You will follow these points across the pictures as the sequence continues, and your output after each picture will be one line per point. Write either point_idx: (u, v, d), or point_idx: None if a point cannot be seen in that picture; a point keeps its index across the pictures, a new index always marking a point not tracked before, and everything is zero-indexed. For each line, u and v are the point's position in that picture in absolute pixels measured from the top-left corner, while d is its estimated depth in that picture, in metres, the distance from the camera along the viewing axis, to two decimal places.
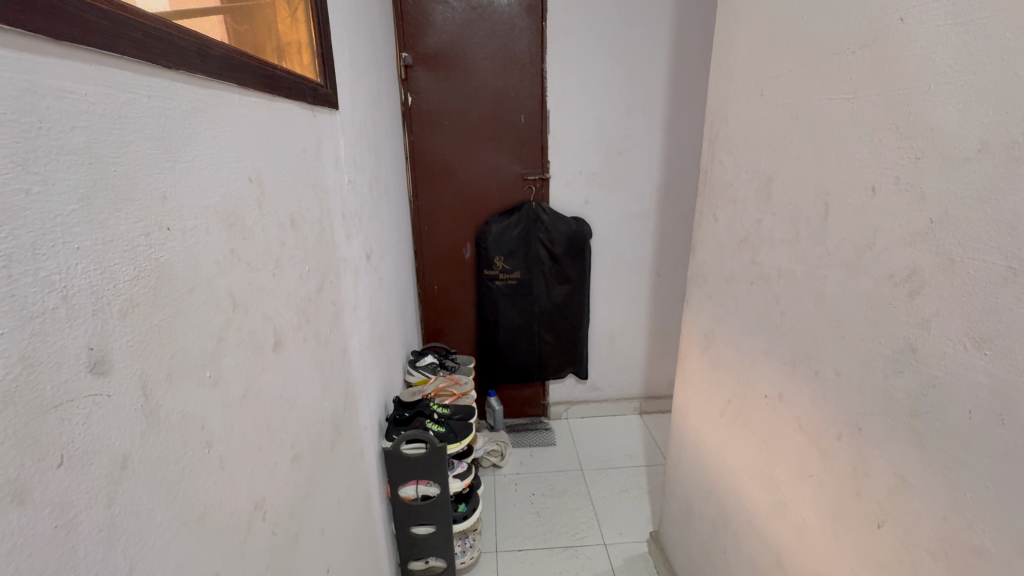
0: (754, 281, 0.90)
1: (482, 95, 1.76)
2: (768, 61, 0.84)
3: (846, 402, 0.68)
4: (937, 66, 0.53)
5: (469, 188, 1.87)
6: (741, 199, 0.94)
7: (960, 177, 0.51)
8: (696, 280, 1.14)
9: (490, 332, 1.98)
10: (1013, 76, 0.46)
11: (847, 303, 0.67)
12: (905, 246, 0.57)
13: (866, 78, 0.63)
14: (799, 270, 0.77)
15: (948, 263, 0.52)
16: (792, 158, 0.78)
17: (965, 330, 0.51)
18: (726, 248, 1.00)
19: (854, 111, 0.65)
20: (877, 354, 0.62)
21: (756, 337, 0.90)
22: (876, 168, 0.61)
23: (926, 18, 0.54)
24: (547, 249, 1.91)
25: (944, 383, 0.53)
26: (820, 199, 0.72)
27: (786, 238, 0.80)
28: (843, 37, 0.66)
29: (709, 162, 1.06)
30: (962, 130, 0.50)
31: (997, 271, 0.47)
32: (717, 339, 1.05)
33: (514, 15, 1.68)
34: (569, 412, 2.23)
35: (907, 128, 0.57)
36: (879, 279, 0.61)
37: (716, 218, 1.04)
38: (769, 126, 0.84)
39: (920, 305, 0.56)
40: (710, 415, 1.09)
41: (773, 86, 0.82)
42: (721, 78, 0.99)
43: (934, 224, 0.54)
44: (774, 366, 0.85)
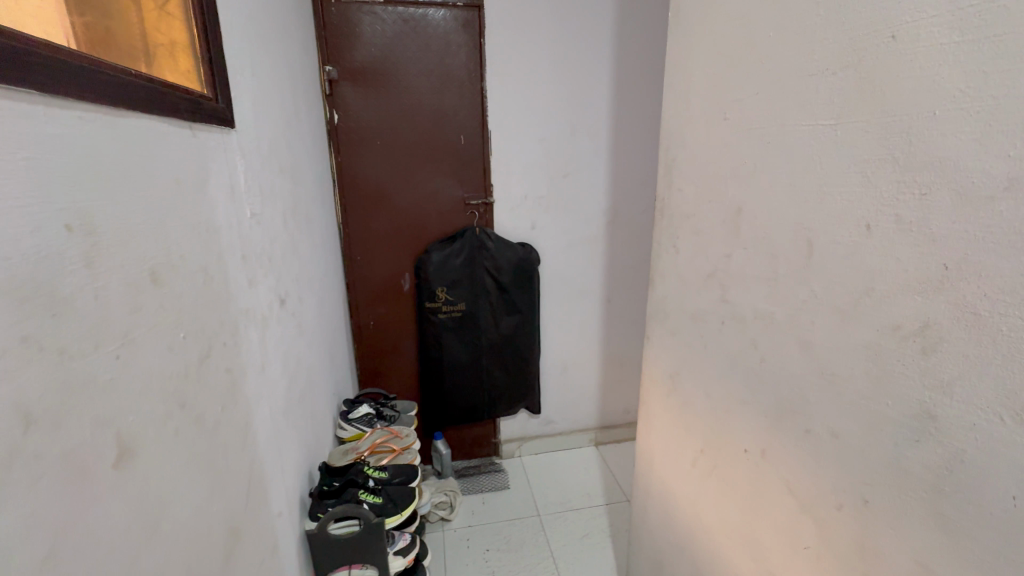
0: (725, 322, 0.81)
1: (417, 114, 1.62)
2: (729, 81, 0.76)
3: (847, 468, 0.59)
4: (943, 89, 0.46)
5: (405, 214, 1.71)
6: (705, 230, 0.85)
7: (982, 219, 0.43)
8: (656, 316, 1.05)
9: (433, 369, 1.81)
10: None
11: (842, 355, 0.58)
12: (913, 294, 0.49)
13: (851, 102, 0.55)
14: (779, 313, 0.69)
15: (973, 318, 0.44)
16: (763, 189, 0.70)
17: (1000, 398, 0.43)
18: (690, 282, 0.91)
19: (838, 139, 0.57)
20: (884, 417, 0.54)
21: (731, 383, 0.81)
22: (869, 203, 0.54)
23: (926, 34, 0.47)
24: (493, 278, 1.78)
25: (975, 459, 0.45)
26: (800, 235, 0.64)
27: (760, 276, 0.72)
28: (819, 56, 0.59)
29: (666, 188, 0.97)
30: (981, 163, 0.43)
31: None
32: (684, 382, 0.95)
33: (450, 30, 1.56)
34: (522, 449, 2.08)
35: (908, 159, 0.49)
36: (881, 330, 0.53)
37: (676, 250, 0.95)
38: (734, 152, 0.76)
39: (938, 364, 0.48)
40: (681, 466, 0.99)
41: (737, 109, 0.75)
42: (676, 99, 0.91)
43: (950, 270, 0.46)
44: (753, 418, 0.76)
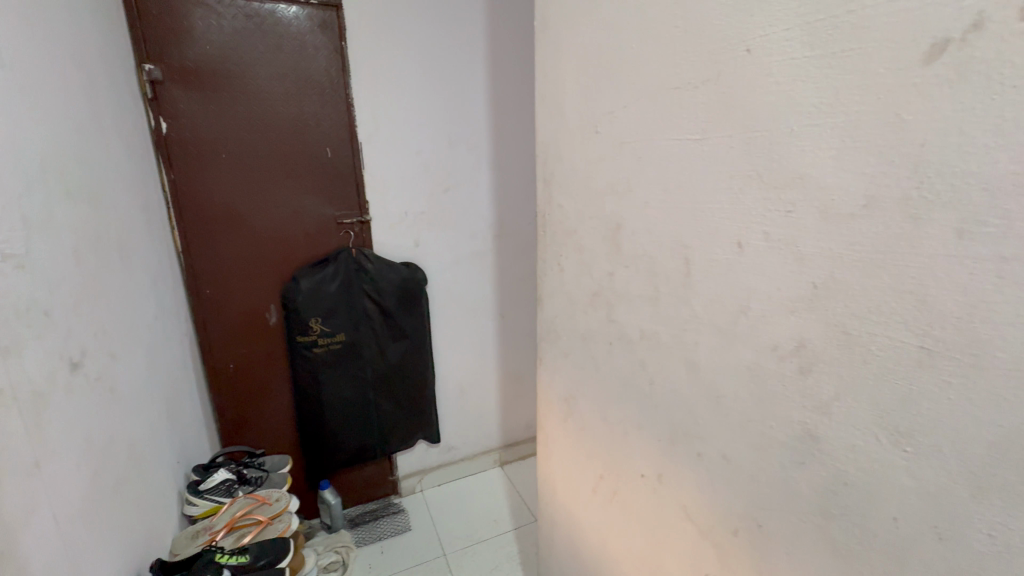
0: (614, 343, 0.78)
1: (271, 122, 1.41)
2: (598, 94, 0.73)
3: (738, 492, 0.57)
4: (799, 104, 0.44)
5: (264, 237, 1.48)
6: (587, 248, 0.82)
7: (843, 237, 0.42)
8: (547, 337, 1.00)
9: (311, 411, 1.59)
10: (895, 119, 0.37)
11: (727, 377, 0.56)
12: (787, 313, 0.48)
13: (714, 116, 0.53)
14: (664, 333, 0.66)
15: (843, 336, 0.43)
16: (639, 205, 0.67)
17: (876, 420, 0.41)
18: (577, 301, 0.87)
19: (706, 155, 0.55)
20: (768, 438, 0.52)
21: (624, 407, 0.77)
22: (739, 220, 0.52)
23: (778, 49, 0.46)
24: (375, 302, 1.62)
25: (857, 481, 0.44)
26: (678, 251, 0.61)
27: (644, 295, 0.69)
28: (682, 69, 0.57)
29: (546, 205, 0.93)
30: (838, 180, 0.42)
31: (909, 353, 0.38)
32: (580, 406, 0.91)
33: (304, 30, 1.39)
34: (423, 483, 1.93)
35: (772, 176, 0.48)
36: (761, 350, 0.51)
37: (561, 269, 0.91)
38: (609, 167, 0.73)
39: (816, 384, 0.46)
40: (582, 492, 0.94)
41: (608, 122, 0.72)
42: (550, 111, 0.87)
43: (819, 288, 0.45)
44: (647, 442, 0.73)
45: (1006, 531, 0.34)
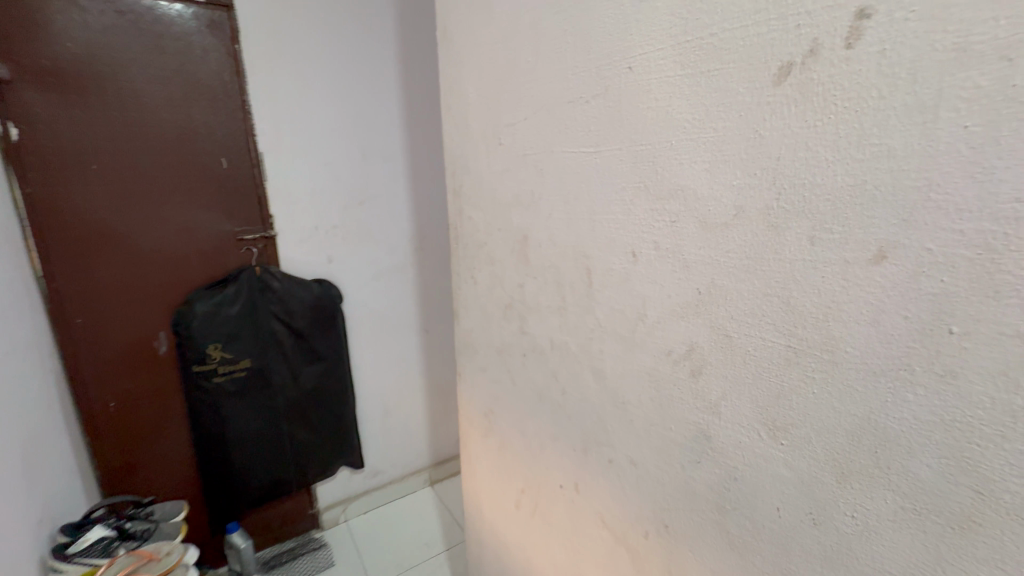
0: (527, 355, 0.77)
1: (153, 130, 1.27)
2: (499, 107, 0.73)
3: (646, 495, 0.58)
4: (675, 120, 0.47)
5: (149, 257, 1.32)
6: (497, 260, 0.81)
7: (720, 245, 0.44)
8: (465, 351, 0.98)
9: (214, 448, 1.44)
10: (755, 135, 0.40)
11: (630, 383, 0.58)
12: (677, 318, 0.50)
13: (604, 130, 0.55)
14: (572, 343, 0.66)
15: (726, 339, 0.45)
16: (543, 217, 0.68)
17: (757, 416, 0.44)
18: (491, 314, 0.86)
19: (599, 167, 0.57)
20: (669, 441, 0.54)
21: (540, 418, 0.77)
22: (631, 230, 0.54)
23: (656, 67, 0.48)
24: (285, 323, 1.50)
25: (745, 475, 0.46)
26: (580, 262, 0.62)
27: (552, 305, 0.69)
28: (573, 84, 0.58)
29: (457, 217, 0.91)
30: (713, 192, 0.44)
31: (780, 351, 0.41)
32: (500, 420, 0.89)
33: (190, 30, 1.26)
34: (347, 513, 1.82)
35: (657, 188, 0.50)
36: (657, 356, 0.53)
37: (474, 281, 0.90)
38: (514, 179, 0.73)
39: (705, 385, 0.48)
40: (506, 508, 0.92)
41: (510, 134, 0.72)
42: (455, 122, 0.85)
43: (703, 294, 0.47)
44: (563, 453, 0.73)
45: (865, 512, 0.38)
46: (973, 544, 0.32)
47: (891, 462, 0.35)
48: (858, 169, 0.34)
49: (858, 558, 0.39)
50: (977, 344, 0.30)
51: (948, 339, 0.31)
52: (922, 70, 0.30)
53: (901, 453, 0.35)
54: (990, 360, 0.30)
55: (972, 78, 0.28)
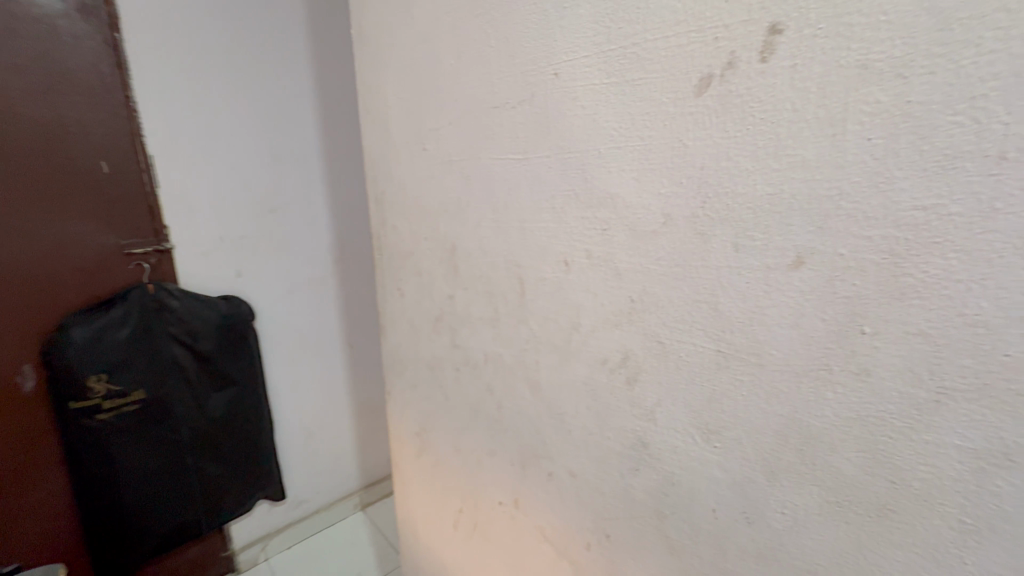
0: (460, 369, 0.74)
1: (8, 129, 1.07)
2: (422, 110, 0.70)
3: (586, 506, 0.58)
4: (602, 128, 0.46)
5: (7, 278, 1.11)
6: (425, 271, 0.77)
7: (650, 252, 0.45)
8: (394, 368, 0.93)
9: (100, 496, 1.24)
10: (679, 144, 0.41)
11: (566, 394, 0.57)
12: (611, 326, 0.50)
13: (531, 137, 0.54)
14: (506, 355, 0.64)
15: (659, 345, 0.46)
16: (472, 225, 0.65)
17: (691, 421, 0.44)
18: (421, 328, 0.82)
19: (527, 174, 0.55)
20: (607, 450, 0.53)
21: (476, 434, 0.74)
22: (563, 239, 0.53)
23: (581, 75, 0.47)
24: (186, 347, 1.33)
25: (682, 480, 0.47)
26: (511, 272, 0.61)
27: (484, 317, 0.67)
28: (498, 88, 0.57)
29: (380, 227, 0.86)
30: (640, 200, 0.44)
31: (710, 356, 0.42)
32: (433, 438, 0.85)
33: (55, 14, 1.07)
34: (267, 551, 1.66)
35: (586, 196, 0.49)
36: (593, 364, 0.52)
37: (401, 293, 0.85)
38: (439, 186, 0.70)
39: (641, 392, 0.48)
40: (443, 530, 0.88)
41: (434, 140, 0.69)
42: (375, 126, 0.81)
43: (636, 302, 0.47)
44: (501, 468, 0.70)
45: (794, 508, 0.39)
46: (890, 529, 0.34)
47: (816, 458, 0.37)
48: (776, 178, 0.35)
49: (789, 552, 0.40)
50: (886, 343, 0.32)
51: (861, 339, 0.33)
52: (828, 86, 0.32)
53: (824, 449, 0.36)
54: (899, 358, 0.32)
55: (874, 95, 0.30)
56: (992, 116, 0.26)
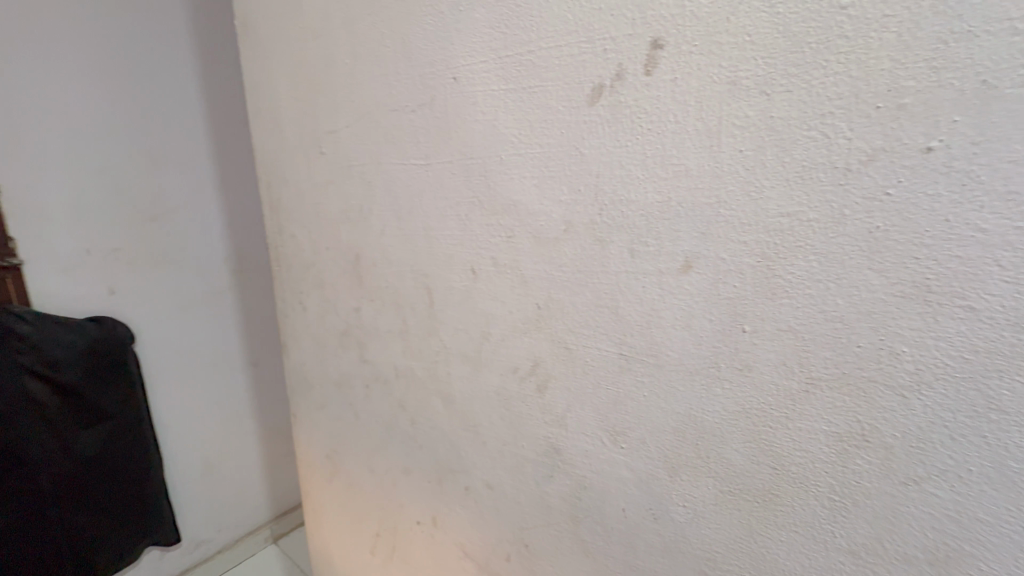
0: (371, 386, 0.70)
1: None
2: (318, 112, 0.65)
3: (504, 518, 0.57)
4: (503, 134, 0.46)
5: None
6: (328, 283, 0.72)
7: (554, 259, 0.45)
8: (299, 388, 0.85)
9: None
10: (577, 152, 0.41)
11: (479, 405, 0.55)
12: (520, 334, 0.49)
13: (433, 142, 0.52)
14: (419, 368, 0.62)
15: (566, 352, 0.46)
16: (376, 234, 0.62)
17: (599, 424, 0.45)
18: (327, 344, 0.76)
19: (431, 181, 0.53)
20: (522, 459, 0.53)
21: (390, 453, 0.70)
22: (470, 247, 0.51)
23: (480, 80, 0.46)
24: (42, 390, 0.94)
25: (593, 482, 0.47)
26: (419, 282, 0.58)
27: (393, 330, 0.64)
28: (397, 91, 0.54)
29: (277, 237, 0.79)
30: (543, 207, 0.44)
31: (613, 359, 0.43)
32: (345, 460, 0.80)
33: None
34: None
35: (491, 203, 0.48)
36: (504, 374, 0.52)
37: (304, 307, 0.79)
38: (339, 192, 0.65)
39: (552, 399, 0.48)
40: (360, 556, 0.83)
41: (332, 143, 0.64)
42: (267, 127, 0.74)
43: (543, 309, 0.47)
44: (417, 487, 0.67)
45: (693, 500, 0.41)
46: (773, 512, 0.37)
47: (709, 451, 0.39)
48: (664, 186, 0.37)
49: (691, 543, 0.42)
50: (763, 340, 0.34)
51: (743, 337, 0.35)
52: (704, 100, 0.34)
53: (716, 442, 0.38)
54: (774, 353, 0.34)
55: (744, 109, 0.32)
56: (837, 132, 0.29)
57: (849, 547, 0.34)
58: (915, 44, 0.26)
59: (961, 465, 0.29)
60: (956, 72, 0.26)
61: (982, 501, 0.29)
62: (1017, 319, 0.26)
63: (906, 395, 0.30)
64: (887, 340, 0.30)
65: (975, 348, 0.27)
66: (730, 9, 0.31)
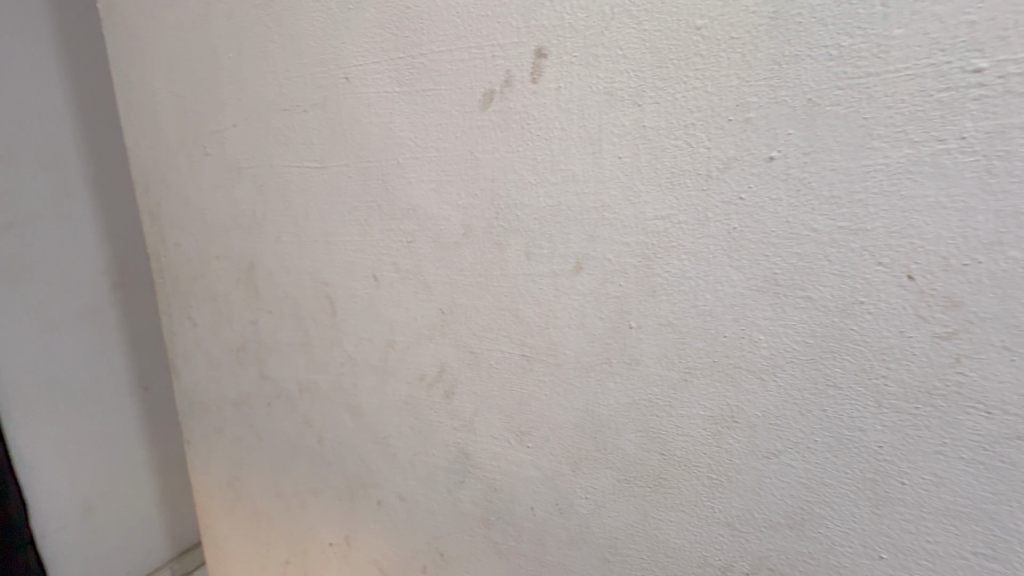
0: (273, 403, 0.65)
1: None
2: (200, 109, 0.59)
3: (419, 529, 0.55)
4: (399, 137, 0.45)
5: None
6: (220, 295, 0.66)
7: (455, 263, 0.44)
8: (192, 411, 0.78)
9: None
10: (472, 157, 0.41)
11: (388, 416, 0.54)
12: (425, 341, 0.48)
13: (327, 145, 0.50)
14: (323, 382, 0.58)
15: (471, 356, 0.46)
16: (271, 241, 0.58)
17: (505, 425, 0.46)
18: (222, 361, 0.70)
19: (327, 185, 0.51)
20: (433, 467, 0.52)
21: (297, 473, 0.66)
22: (371, 253, 0.50)
23: (373, 81, 0.45)
24: None
25: (503, 483, 0.47)
26: (320, 291, 0.55)
27: (294, 342, 0.60)
28: (287, 90, 0.51)
29: (158, 246, 0.71)
30: (441, 211, 0.44)
31: (516, 361, 0.43)
32: (248, 486, 0.74)
33: None
34: None
35: (390, 208, 0.47)
36: (412, 382, 0.50)
37: (194, 322, 0.72)
38: (228, 197, 0.60)
39: (460, 404, 0.48)
40: None
41: (218, 143, 0.59)
42: (141, 125, 0.66)
43: (446, 314, 0.46)
44: (328, 507, 0.63)
45: (594, 492, 0.42)
46: (663, 495, 0.39)
47: (606, 443, 0.41)
48: (554, 191, 0.38)
49: (595, 532, 0.44)
50: (647, 335, 0.37)
51: (630, 333, 0.37)
52: (585, 109, 0.35)
53: (612, 434, 0.40)
54: (657, 346, 0.37)
55: (619, 119, 0.34)
56: (697, 142, 0.32)
57: (726, 520, 0.37)
58: (755, 65, 0.29)
59: (809, 436, 0.33)
60: (787, 91, 0.29)
61: (826, 466, 0.33)
62: (844, 306, 0.30)
63: (763, 377, 0.33)
64: (747, 330, 0.33)
65: (814, 333, 0.31)
66: (603, 25, 0.33)
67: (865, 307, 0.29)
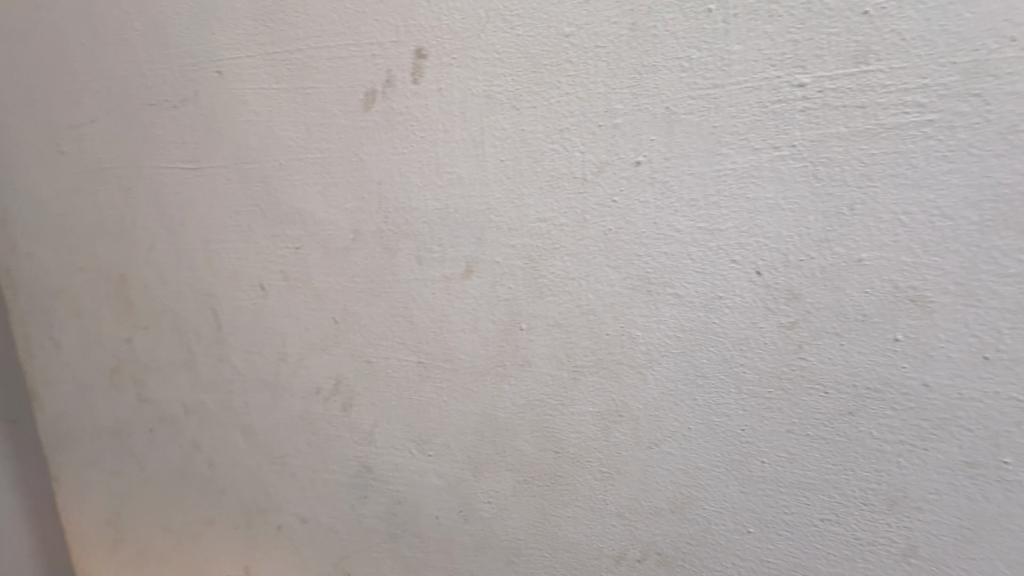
0: (155, 429, 0.59)
1: None
2: (50, 101, 0.52)
3: (322, 550, 0.52)
4: (279, 137, 0.42)
5: None
6: (86, 311, 0.59)
7: (345, 270, 0.42)
8: (58, 445, 0.68)
9: None
10: (357, 159, 0.40)
11: (284, 434, 0.50)
12: (319, 352, 0.46)
13: (201, 143, 0.46)
14: (211, 401, 0.54)
15: (367, 365, 0.44)
16: (143, 249, 0.52)
17: (406, 435, 0.44)
18: (92, 385, 0.62)
19: (203, 187, 0.47)
20: (334, 484, 0.49)
21: (186, 504, 0.60)
22: (255, 260, 0.46)
23: (248, 77, 0.42)
24: None
25: (406, 495, 0.46)
26: (201, 303, 0.50)
27: (176, 360, 0.54)
28: (152, 82, 0.46)
29: (6, 257, 0.62)
30: (329, 216, 0.42)
31: (413, 368, 0.42)
32: (131, 523, 0.66)
33: None
34: None
35: (273, 212, 0.44)
36: (307, 396, 0.48)
37: (55, 343, 0.63)
38: (89, 201, 0.54)
39: (358, 417, 0.46)
40: None
41: (74, 140, 0.52)
42: None
43: (339, 323, 0.44)
44: (223, 537, 0.58)
45: (496, 495, 0.42)
46: (560, 492, 0.40)
47: (505, 445, 0.41)
48: (441, 194, 0.37)
49: (499, 536, 0.43)
50: (537, 335, 0.37)
51: (521, 335, 0.38)
52: (468, 111, 0.35)
53: (509, 436, 0.40)
54: (547, 346, 0.37)
55: (499, 122, 0.34)
56: (573, 146, 0.33)
57: (618, 511, 0.38)
58: (620, 73, 0.31)
59: (683, 425, 0.35)
60: (648, 99, 0.30)
61: (700, 452, 0.35)
62: (706, 302, 0.32)
63: (643, 371, 0.35)
64: (626, 327, 0.34)
65: (683, 327, 0.33)
66: (479, 28, 0.33)
67: (724, 302, 0.32)
